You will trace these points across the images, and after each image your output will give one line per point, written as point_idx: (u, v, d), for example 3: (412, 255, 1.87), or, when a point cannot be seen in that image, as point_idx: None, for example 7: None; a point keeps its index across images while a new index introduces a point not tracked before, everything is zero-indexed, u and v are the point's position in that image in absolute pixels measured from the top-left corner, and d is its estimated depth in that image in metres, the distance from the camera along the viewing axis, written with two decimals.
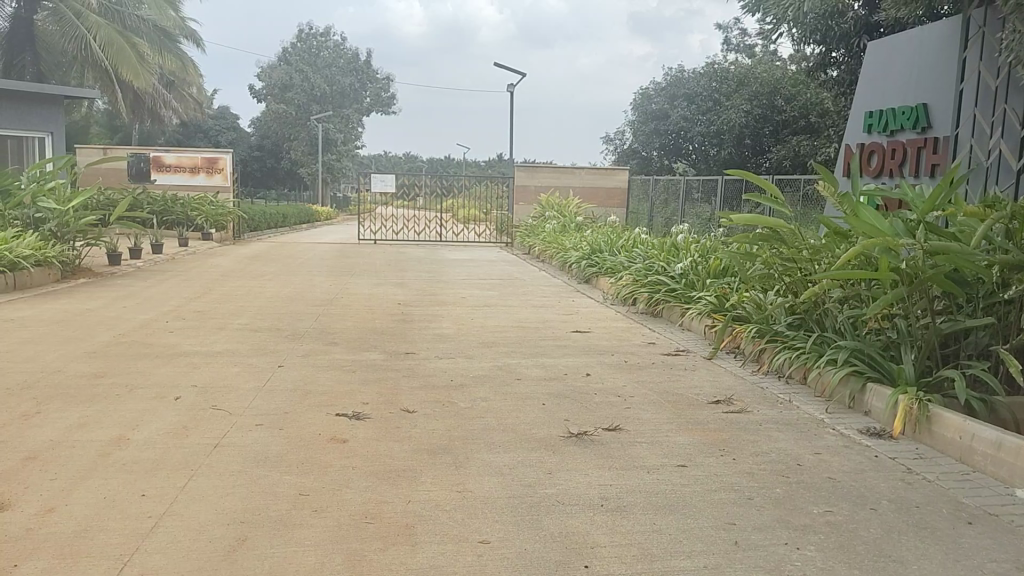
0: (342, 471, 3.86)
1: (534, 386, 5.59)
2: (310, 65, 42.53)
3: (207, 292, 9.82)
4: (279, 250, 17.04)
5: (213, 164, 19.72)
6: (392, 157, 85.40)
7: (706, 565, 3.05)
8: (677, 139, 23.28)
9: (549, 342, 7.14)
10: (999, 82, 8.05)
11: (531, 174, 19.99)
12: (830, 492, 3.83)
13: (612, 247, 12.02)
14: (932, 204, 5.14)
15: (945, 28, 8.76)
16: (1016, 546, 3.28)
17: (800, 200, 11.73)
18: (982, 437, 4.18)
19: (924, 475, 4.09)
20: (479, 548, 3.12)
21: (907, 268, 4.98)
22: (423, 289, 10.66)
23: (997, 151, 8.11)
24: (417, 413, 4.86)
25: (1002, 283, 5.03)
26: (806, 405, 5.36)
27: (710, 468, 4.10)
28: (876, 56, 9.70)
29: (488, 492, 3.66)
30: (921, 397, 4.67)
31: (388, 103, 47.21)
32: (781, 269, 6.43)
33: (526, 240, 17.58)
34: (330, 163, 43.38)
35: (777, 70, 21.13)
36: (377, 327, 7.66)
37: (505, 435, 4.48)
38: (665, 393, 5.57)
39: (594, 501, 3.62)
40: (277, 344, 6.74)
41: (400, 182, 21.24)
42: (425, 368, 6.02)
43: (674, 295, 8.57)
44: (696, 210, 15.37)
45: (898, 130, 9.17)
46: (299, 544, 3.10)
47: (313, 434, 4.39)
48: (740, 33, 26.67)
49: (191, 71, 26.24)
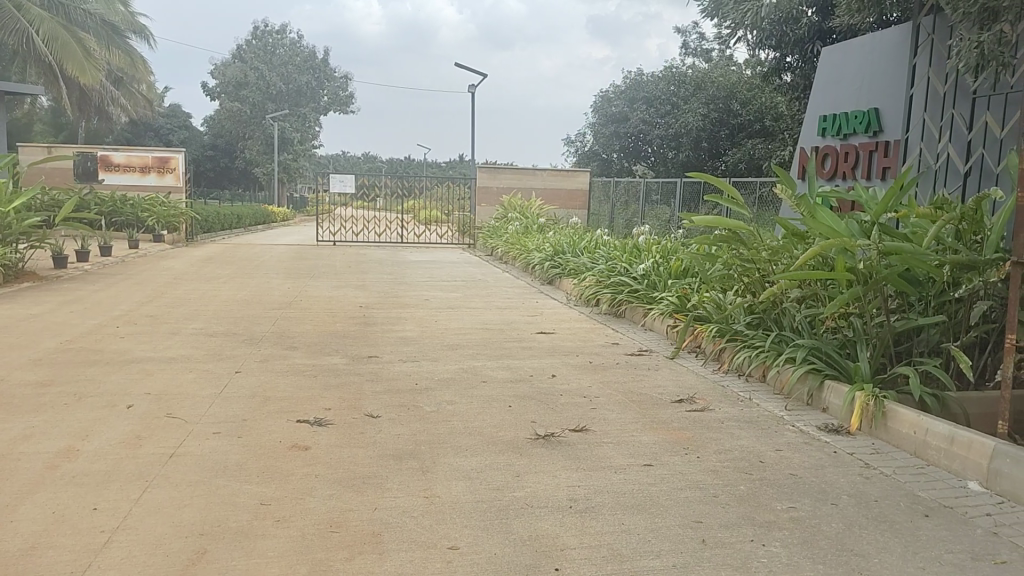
0: (305, 479, 3.79)
1: (501, 388, 5.57)
2: (265, 63, 41.90)
3: (160, 296, 9.57)
4: (235, 252, 16.72)
5: (165, 164, 19.26)
6: (350, 157, 84.57)
7: (675, 565, 3.06)
8: (636, 141, 23.52)
9: (514, 344, 7.13)
10: (947, 88, 8.25)
11: (491, 175, 19.98)
12: (792, 489, 3.88)
13: (575, 248, 12.05)
14: (886, 206, 5.23)
15: (897, 34, 8.97)
16: (971, 538, 3.37)
17: (757, 202, 11.93)
18: (935, 432, 4.29)
19: (881, 470, 4.18)
20: (449, 554, 3.08)
21: (863, 267, 5.08)
22: (386, 291, 10.55)
23: (945, 156, 8.26)
24: (381, 417, 4.79)
25: (953, 283, 5.16)
26: (766, 403, 5.44)
27: (675, 467, 4.14)
28: (831, 61, 9.92)
29: (456, 497, 3.63)
30: (878, 394, 4.77)
31: (346, 103, 46.58)
32: (741, 270, 6.53)
33: (488, 241, 17.54)
34: (287, 163, 42.69)
35: (733, 75, 21.46)
36: (339, 330, 7.56)
37: (472, 438, 4.45)
38: (629, 392, 5.60)
39: (562, 503, 3.61)
40: (234, 349, 6.59)
41: (360, 183, 21.01)
42: (389, 372, 5.95)
43: (636, 295, 8.65)
44: (656, 212, 15.52)
45: (851, 134, 9.42)
46: (262, 555, 3.03)
47: (274, 442, 4.30)
48: (699, 37, 26.96)
49: (141, 68, 25.59)
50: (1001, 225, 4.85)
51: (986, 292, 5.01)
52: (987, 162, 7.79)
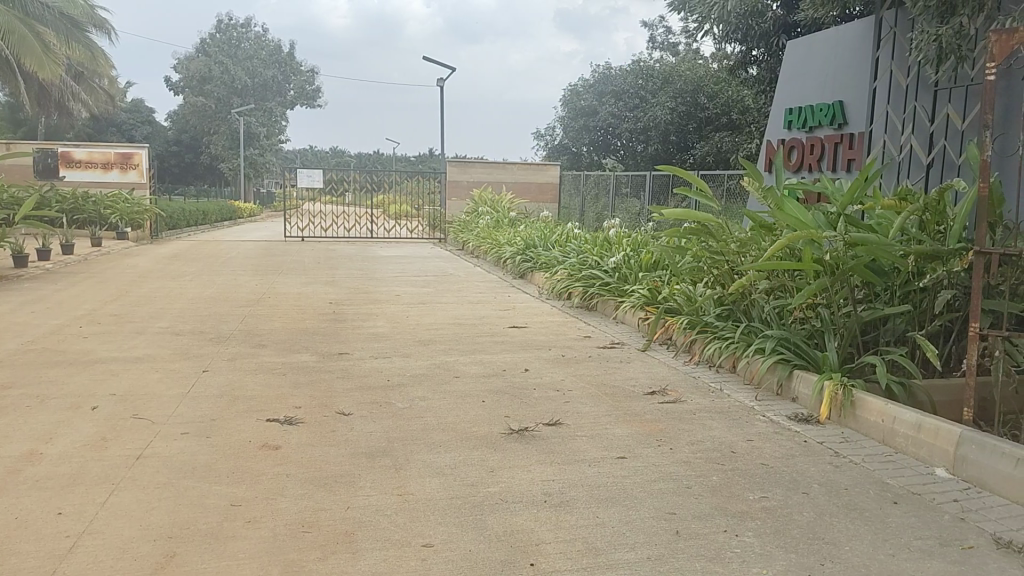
0: (277, 479, 3.73)
1: (473, 384, 5.54)
2: (229, 57, 41.31)
3: (125, 295, 9.38)
4: (201, 249, 16.43)
5: (128, 160, 18.80)
6: (317, 152, 83.76)
7: (650, 557, 3.07)
8: (605, 135, 23.68)
9: (486, 339, 7.11)
10: (909, 81, 8.37)
11: (462, 169, 19.89)
12: (764, 478, 3.92)
13: (546, 242, 12.06)
14: (852, 198, 5.28)
15: (861, 28, 9.09)
16: (938, 523, 3.42)
17: (724, 195, 12.03)
18: (903, 420, 4.35)
19: (851, 458, 4.23)
20: (423, 552, 3.05)
21: (830, 258, 5.13)
22: (356, 287, 10.46)
23: (908, 147, 8.34)
24: (353, 415, 4.74)
25: (917, 273, 5.24)
26: (736, 393, 5.48)
27: (648, 459, 4.15)
28: (796, 55, 10.02)
29: (430, 494, 3.60)
30: (846, 384, 4.83)
31: (312, 97, 46.04)
32: (710, 262, 6.57)
33: (459, 235, 17.48)
34: (253, 158, 42.11)
35: (699, 68, 21.57)
36: (309, 327, 7.48)
37: (445, 434, 4.43)
38: (602, 385, 5.62)
39: (537, 497, 3.60)
40: (201, 348, 6.48)
41: (328, 178, 20.80)
42: (361, 368, 5.90)
43: (607, 288, 8.68)
44: (626, 204, 15.58)
45: (816, 127, 9.54)
46: (233, 558, 2.97)
47: (244, 441, 4.24)
48: (665, 30, 27.10)
49: (102, 62, 25.08)
50: (963, 216, 4.92)
51: (950, 282, 5.09)
52: (949, 153, 7.90)
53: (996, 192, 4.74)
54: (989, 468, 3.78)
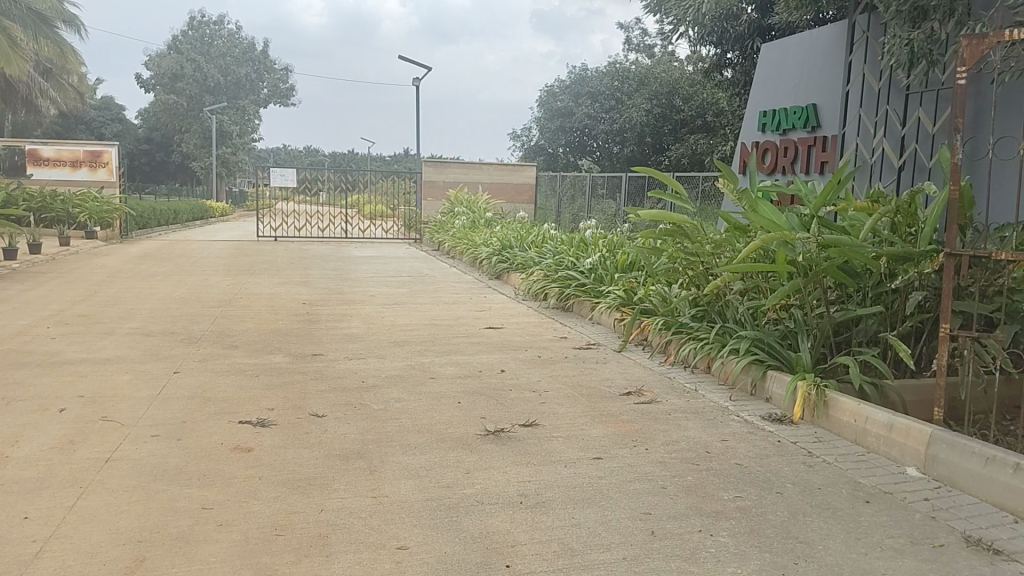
0: (249, 482, 3.68)
1: (449, 384, 5.51)
2: (202, 55, 40.88)
3: (94, 295, 9.22)
4: (172, 249, 16.20)
5: (97, 158, 18.51)
6: (291, 151, 83.04)
7: (625, 557, 3.06)
8: (582, 136, 23.77)
9: (462, 339, 7.08)
10: (881, 85, 8.47)
11: (438, 170, 19.83)
12: (738, 478, 3.94)
13: (522, 242, 12.05)
14: (824, 200, 5.32)
15: (834, 31, 9.19)
16: (910, 522, 3.46)
17: (699, 196, 12.13)
18: (875, 420, 4.40)
19: (824, 458, 4.27)
20: (398, 555, 3.02)
21: (803, 260, 5.18)
22: (331, 287, 10.38)
23: (880, 150, 8.45)
24: (327, 417, 4.69)
25: (889, 274, 5.30)
26: (711, 394, 5.51)
27: (624, 459, 4.16)
28: (771, 58, 10.13)
29: (405, 496, 3.57)
30: (819, 383, 4.88)
31: (286, 95, 45.64)
32: (685, 264, 6.60)
33: (435, 236, 17.42)
34: (226, 157, 41.61)
35: (675, 70, 21.70)
36: (282, 328, 7.40)
37: (421, 435, 4.40)
38: (578, 386, 5.62)
39: (513, 498, 3.59)
40: (172, 349, 6.39)
41: (302, 177, 20.63)
42: (335, 370, 5.84)
43: (583, 289, 8.70)
44: (602, 205, 15.63)
45: (790, 130, 9.66)
46: (204, 562, 2.92)
47: (216, 443, 4.18)
48: (641, 32, 27.23)
49: (71, 59, 24.66)
50: (934, 218, 4.99)
51: (921, 283, 5.15)
52: (920, 156, 8.01)
53: (966, 195, 4.80)
54: (959, 467, 3.83)
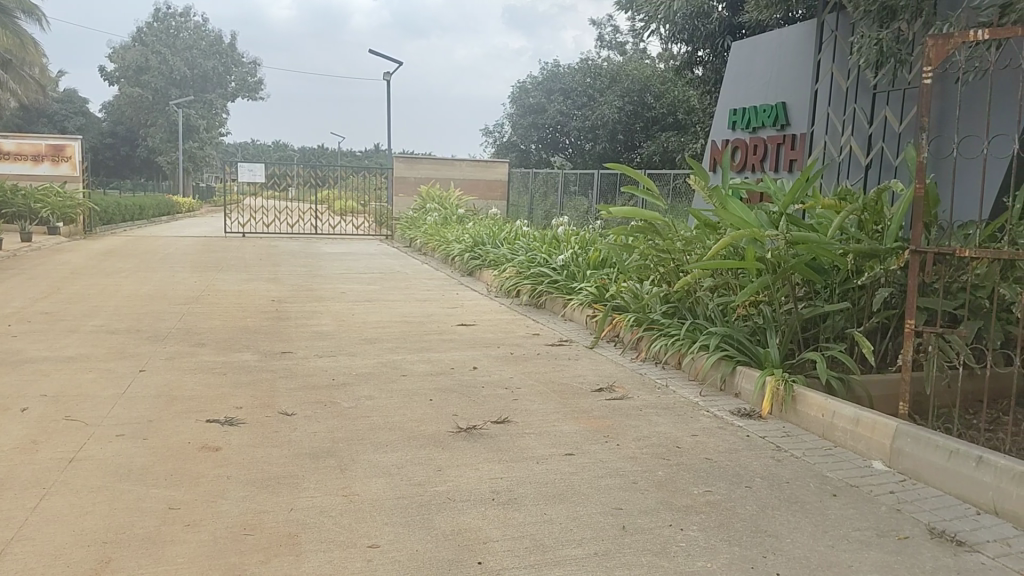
0: (216, 481, 3.62)
1: (421, 382, 5.48)
2: (167, 47, 40.19)
3: (57, 292, 9.03)
4: (137, 244, 15.91)
5: (60, 152, 18.17)
6: (260, 146, 82.13)
7: (596, 552, 3.07)
8: (554, 133, 23.83)
9: (434, 336, 7.05)
10: (849, 84, 8.57)
11: (409, 166, 19.74)
12: (707, 472, 3.97)
13: (494, 239, 12.04)
14: (793, 198, 5.38)
15: (803, 30, 9.30)
16: (875, 515, 3.52)
17: (671, 193, 12.23)
18: (842, 415, 4.46)
19: (792, 452, 4.32)
20: (370, 553, 3.00)
21: (772, 257, 5.25)
22: (301, 284, 10.27)
23: (848, 149, 8.54)
24: (297, 415, 4.64)
25: (856, 271, 5.38)
26: (681, 389, 5.55)
27: (596, 455, 4.16)
28: (741, 56, 10.23)
29: (376, 494, 3.55)
30: (787, 379, 4.94)
31: (255, 89, 45.09)
32: (657, 261, 6.64)
33: (407, 232, 17.35)
34: (193, 151, 40.98)
35: (647, 68, 21.80)
36: (250, 325, 7.30)
37: (392, 433, 4.37)
38: (550, 382, 5.63)
39: (484, 495, 3.58)
40: (138, 347, 6.27)
41: (271, 172, 20.39)
42: (305, 367, 5.78)
43: (556, 286, 8.72)
44: (574, 202, 15.68)
45: (760, 128, 9.77)
46: (170, 563, 2.87)
47: (183, 443, 4.11)
48: (613, 29, 27.32)
49: (31, 50, 24.09)
50: (900, 216, 5.07)
51: (887, 280, 5.24)
52: (886, 155, 8.11)
53: (931, 194, 4.89)
54: (923, 460, 3.91)
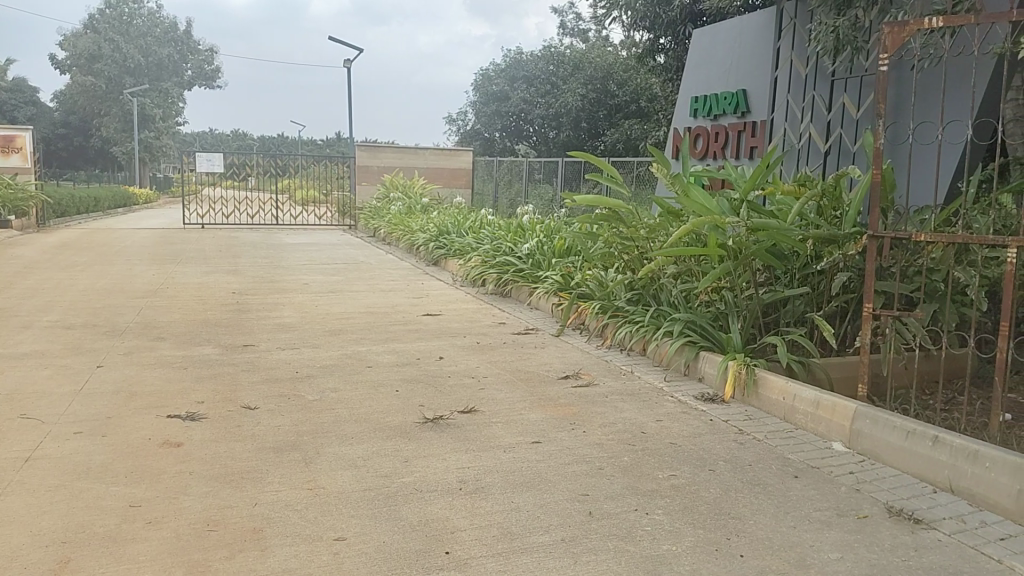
0: (179, 478, 3.56)
1: (386, 373, 5.45)
2: (121, 34, 39.17)
3: (9, 287, 8.79)
4: (93, 237, 15.53)
5: (10, 143, 17.73)
6: (219, 136, 80.68)
7: (563, 539, 3.09)
8: (517, 121, 23.79)
9: (399, 327, 7.01)
10: (808, 71, 8.67)
11: (372, 154, 19.55)
12: (672, 456, 4.02)
13: (459, 228, 12.01)
14: (753, 184, 5.44)
15: (762, 18, 9.39)
16: (835, 495, 3.59)
17: (634, 181, 12.30)
18: (802, 398, 4.54)
19: (755, 435, 4.39)
20: (336, 546, 2.98)
21: (733, 243, 5.31)
22: (263, 275, 10.13)
23: (807, 135, 8.64)
24: (260, 409, 4.58)
25: (815, 256, 5.46)
26: (646, 375, 5.60)
27: (562, 442, 4.18)
28: (702, 44, 10.32)
29: (342, 487, 3.52)
30: (749, 363, 5.01)
31: (212, 77, 44.21)
32: (621, 248, 6.67)
33: (371, 222, 17.19)
34: (148, 141, 40.06)
35: (609, 55, 21.84)
36: (211, 319, 7.18)
37: (357, 425, 4.34)
38: (517, 371, 5.64)
39: (451, 485, 3.57)
40: (95, 342, 6.13)
41: (230, 162, 20.03)
42: (268, 360, 5.71)
43: (521, 275, 8.73)
44: (539, 190, 15.70)
45: (721, 115, 9.88)
46: (133, 561, 2.82)
47: (143, 439, 4.03)
48: (575, 17, 27.29)
49: None
50: (858, 201, 5.17)
51: (845, 264, 5.33)
52: (844, 141, 8.21)
53: (888, 179, 4.99)
54: (881, 441, 4.00)
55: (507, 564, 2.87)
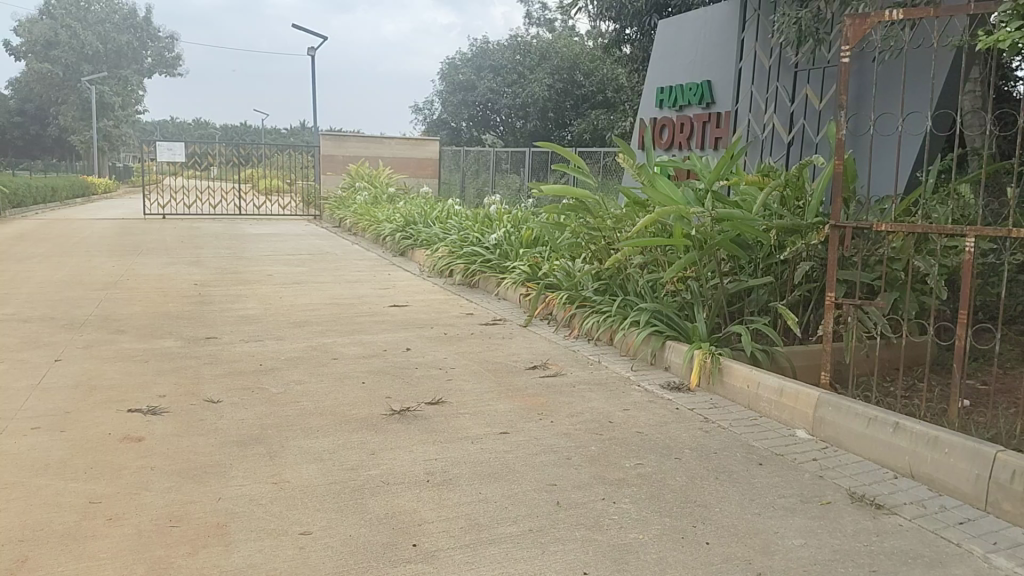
0: (140, 473, 3.49)
1: (353, 365, 5.40)
2: (77, 20, 38.19)
3: None
4: (51, 228, 15.16)
5: None
6: (180, 125, 79.15)
7: (531, 529, 3.09)
8: (484, 110, 23.73)
9: (366, 318, 6.95)
10: (772, 62, 8.74)
11: (338, 144, 19.34)
12: (639, 445, 4.04)
13: (426, 218, 11.94)
14: (718, 175, 5.48)
15: (727, 9, 9.44)
16: (798, 482, 3.64)
17: (601, 171, 12.33)
18: (766, 386, 4.60)
19: (720, 423, 4.43)
20: (302, 540, 2.94)
21: (698, 233, 5.35)
22: (225, 267, 9.96)
23: (771, 126, 8.72)
24: (223, 402, 4.51)
25: (779, 246, 5.52)
26: (613, 364, 5.62)
27: (530, 433, 4.18)
28: (667, 35, 10.37)
29: (307, 480, 3.47)
30: (714, 352, 5.06)
31: (173, 65, 43.38)
32: (588, 238, 6.68)
33: (336, 213, 17.03)
34: (107, 130, 39.16)
35: (576, 45, 21.83)
36: (172, 311, 7.04)
37: (323, 418, 4.29)
38: (484, 362, 5.62)
39: (419, 477, 3.55)
40: (52, 335, 5.98)
41: (191, 150, 19.65)
42: (231, 353, 5.62)
43: (489, 265, 8.71)
44: (506, 180, 15.69)
45: (686, 106, 9.95)
46: (93, 558, 2.75)
47: (103, 434, 3.94)
48: (541, 6, 27.22)
49: None
50: (820, 191, 5.25)
51: (808, 254, 5.41)
52: (807, 132, 8.29)
53: (849, 169, 5.06)
54: (843, 427, 4.07)
55: (474, 556, 2.86)
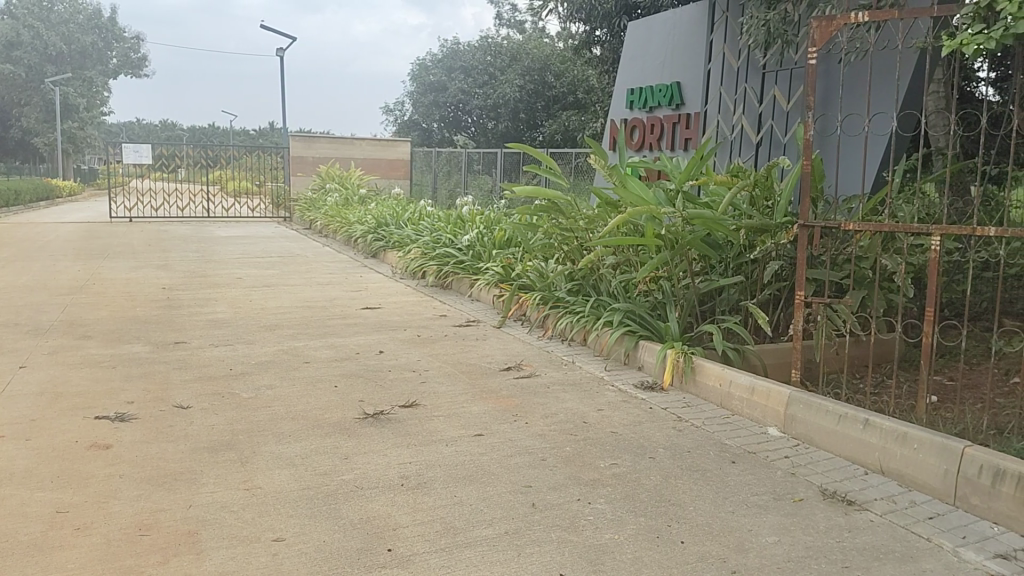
0: (107, 481, 3.42)
1: (324, 368, 5.35)
2: (40, 20, 37.42)
3: None
4: (13, 232, 14.79)
5: None
6: (147, 126, 77.92)
7: (507, 531, 3.08)
8: (455, 111, 23.70)
9: (338, 321, 6.88)
10: (740, 64, 8.82)
11: (307, 145, 19.15)
12: (613, 445, 4.05)
13: (398, 220, 11.87)
14: (688, 175, 5.52)
15: (696, 11, 9.52)
16: (771, 479, 3.67)
17: (573, 171, 12.36)
18: (738, 384, 4.63)
19: (693, 422, 4.46)
20: (274, 547, 2.90)
21: (669, 233, 5.39)
22: (194, 270, 9.81)
23: (740, 127, 8.80)
24: (192, 408, 4.43)
25: (749, 245, 5.58)
26: (587, 364, 5.63)
27: (505, 434, 4.17)
28: (637, 36, 10.41)
29: (280, 486, 3.43)
30: (687, 351, 5.08)
31: (138, 65, 42.71)
32: (560, 239, 6.70)
33: (307, 214, 16.86)
34: (72, 132, 38.40)
35: (546, 47, 21.87)
36: (140, 315, 6.91)
37: (294, 423, 4.24)
38: (458, 364, 5.59)
39: (393, 481, 3.52)
40: (16, 341, 5.84)
41: (158, 152, 19.31)
42: (201, 358, 5.53)
43: (462, 267, 8.68)
44: (478, 181, 15.67)
45: (656, 107, 10.02)
46: (59, 569, 2.69)
47: (70, 442, 3.86)
48: (512, 8, 27.23)
49: None
50: (789, 191, 5.32)
51: (777, 253, 5.47)
52: (776, 132, 8.38)
53: (817, 169, 5.13)
54: (814, 425, 4.11)
55: (450, 560, 2.84)
